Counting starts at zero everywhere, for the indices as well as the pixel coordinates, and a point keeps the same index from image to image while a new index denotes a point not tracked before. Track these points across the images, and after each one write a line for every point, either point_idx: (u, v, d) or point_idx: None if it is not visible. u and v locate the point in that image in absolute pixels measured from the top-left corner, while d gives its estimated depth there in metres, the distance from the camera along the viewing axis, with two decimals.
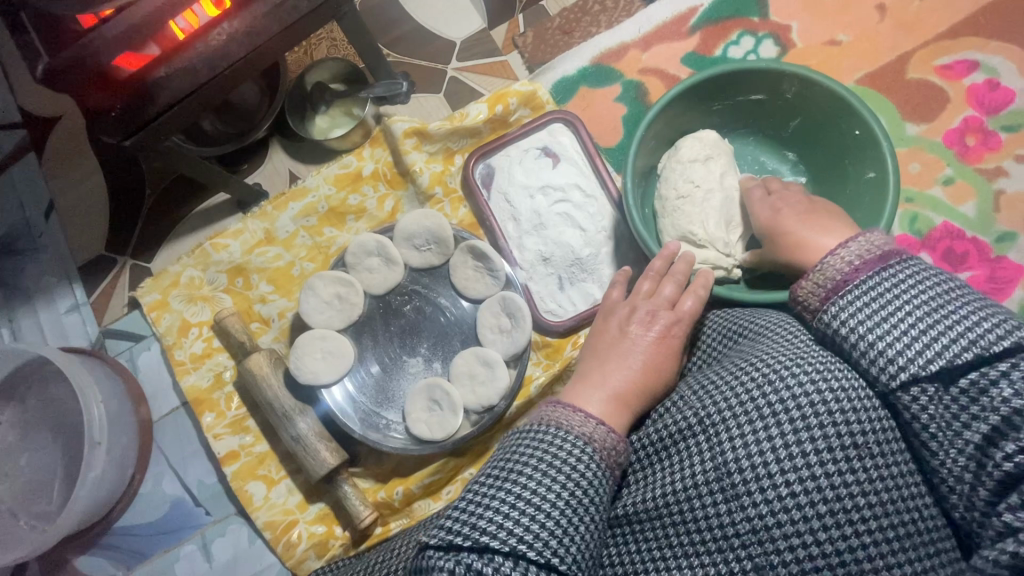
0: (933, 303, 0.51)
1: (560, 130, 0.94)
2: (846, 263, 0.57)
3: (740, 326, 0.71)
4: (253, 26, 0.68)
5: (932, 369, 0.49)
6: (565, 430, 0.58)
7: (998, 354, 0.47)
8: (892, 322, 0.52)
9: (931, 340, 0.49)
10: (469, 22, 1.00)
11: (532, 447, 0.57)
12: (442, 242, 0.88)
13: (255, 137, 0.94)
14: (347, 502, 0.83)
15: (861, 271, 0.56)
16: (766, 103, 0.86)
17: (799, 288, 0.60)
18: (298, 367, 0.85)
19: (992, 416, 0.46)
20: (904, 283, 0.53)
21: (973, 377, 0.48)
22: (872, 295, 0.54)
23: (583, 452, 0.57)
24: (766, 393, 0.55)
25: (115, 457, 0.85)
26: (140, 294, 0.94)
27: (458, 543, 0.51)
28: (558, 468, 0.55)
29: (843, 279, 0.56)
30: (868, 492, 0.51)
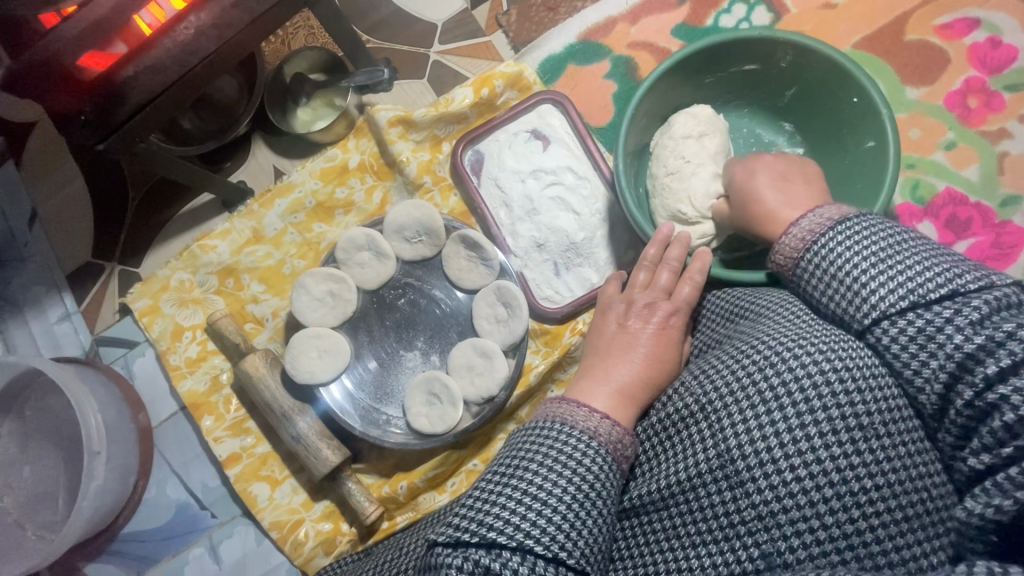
0: (885, 256, 0.54)
1: (550, 111, 0.92)
2: (813, 223, 0.61)
3: (743, 304, 0.70)
4: (220, 18, 0.65)
5: (871, 319, 0.53)
6: (570, 425, 0.58)
7: (935, 300, 0.50)
8: (844, 276, 0.56)
9: (867, 289, 0.54)
10: (450, 3, 0.96)
11: (538, 444, 0.57)
12: (433, 233, 0.86)
13: (236, 133, 0.92)
14: (352, 499, 0.84)
15: (820, 231, 0.59)
16: (760, 74, 0.83)
17: (779, 242, 0.64)
18: (294, 367, 0.84)
19: (949, 356, 0.48)
20: (858, 238, 0.56)
21: (917, 322, 0.51)
22: (838, 246, 0.57)
23: (589, 447, 0.56)
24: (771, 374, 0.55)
25: (117, 464, 0.85)
26: (130, 301, 0.93)
27: (466, 539, 0.50)
28: (563, 462, 0.55)
29: (803, 242, 0.60)
30: (875, 473, 0.50)
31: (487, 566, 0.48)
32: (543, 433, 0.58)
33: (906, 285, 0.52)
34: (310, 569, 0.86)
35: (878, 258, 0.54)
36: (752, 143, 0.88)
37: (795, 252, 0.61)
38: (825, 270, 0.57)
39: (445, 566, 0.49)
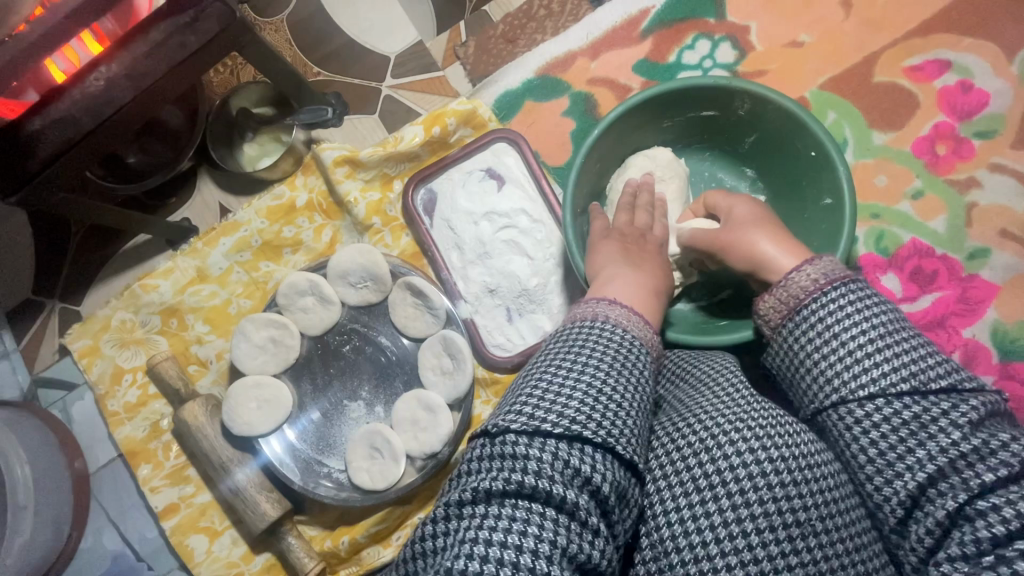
0: (888, 328, 0.46)
1: (505, 150, 0.89)
2: (819, 273, 0.52)
3: (685, 369, 0.66)
4: (134, 68, 0.61)
5: (865, 393, 0.44)
6: (621, 331, 0.49)
7: (935, 390, 0.43)
8: (841, 338, 0.47)
9: (864, 359, 0.45)
10: (405, 35, 0.93)
11: (594, 345, 0.47)
12: (378, 279, 0.83)
13: (179, 168, 0.89)
14: (292, 556, 0.81)
15: (824, 286, 0.50)
16: (720, 119, 0.79)
17: (778, 283, 0.54)
18: (231, 419, 0.81)
19: (936, 453, 0.40)
20: (864, 300, 0.48)
21: (909, 408, 0.43)
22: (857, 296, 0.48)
23: (645, 358, 0.48)
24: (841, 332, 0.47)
25: (49, 517, 0.81)
26: (69, 341, 0.90)
27: (546, 429, 0.40)
28: (621, 368, 0.46)
29: (806, 292, 0.51)
30: (819, 533, 0.44)
31: (577, 465, 0.39)
32: (595, 335, 0.48)
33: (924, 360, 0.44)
34: None
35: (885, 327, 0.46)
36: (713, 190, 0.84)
37: (816, 286, 0.51)
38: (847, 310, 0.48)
39: (526, 455, 0.39)
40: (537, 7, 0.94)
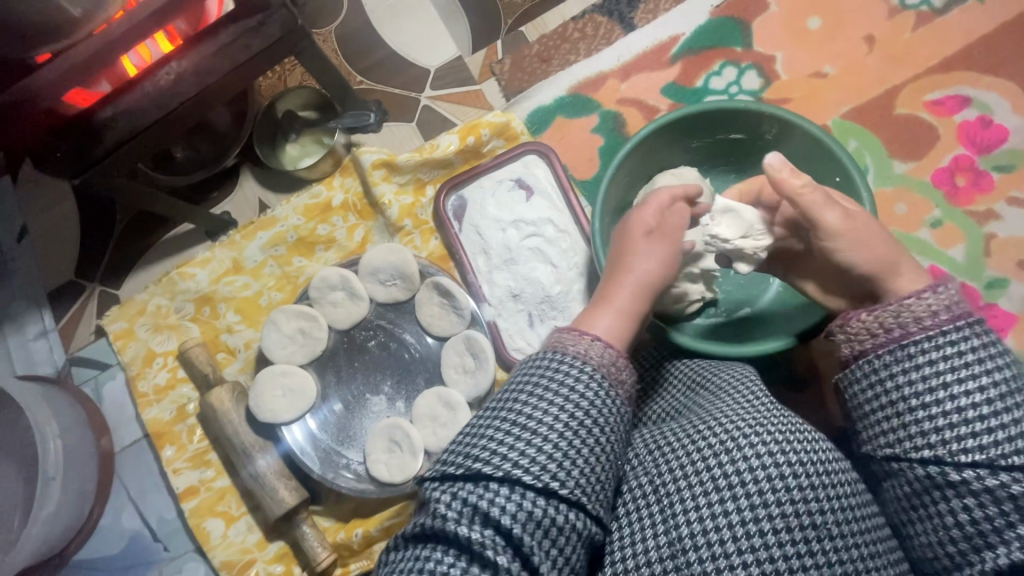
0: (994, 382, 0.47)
1: (535, 162, 0.92)
2: (943, 304, 0.51)
3: (705, 377, 0.67)
4: (202, 65, 0.66)
5: (954, 441, 0.46)
6: (560, 357, 0.51)
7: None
8: (936, 381, 0.48)
9: (959, 406, 0.47)
10: (445, 50, 0.98)
11: (535, 377, 0.50)
12: (407, 278, 0.86)
13: (224, 164, 0.94)
14: (304, 543, 0.83)
15: (938, 325, 0.50)
16: (746, 142, 0.82)
17: (862, 313, 0.54)
18: (257, 405, 0.83)
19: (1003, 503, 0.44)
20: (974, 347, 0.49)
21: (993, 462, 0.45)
22: (963, 343, 0.49)
23: (584, 379, 0.49)
24: (929, 376, 0.49)
25: (74, 490, 0.83)
26: (106, 323, 0.94)
27: (463, 474, 0.45)
28: (556, 395, 0.48)
29: (908, 325, 0.51)
30: (834, 536, 0.47)
31: (485, 508, 0.43)
32: (570, 369, 0.50)
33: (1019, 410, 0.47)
34: None
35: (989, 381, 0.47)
36: None
37: (921, 330, 0.50)
38: (949, 356, 0.49)
39: (438, 501, 0.44)
40: (571, 30, 0.99)
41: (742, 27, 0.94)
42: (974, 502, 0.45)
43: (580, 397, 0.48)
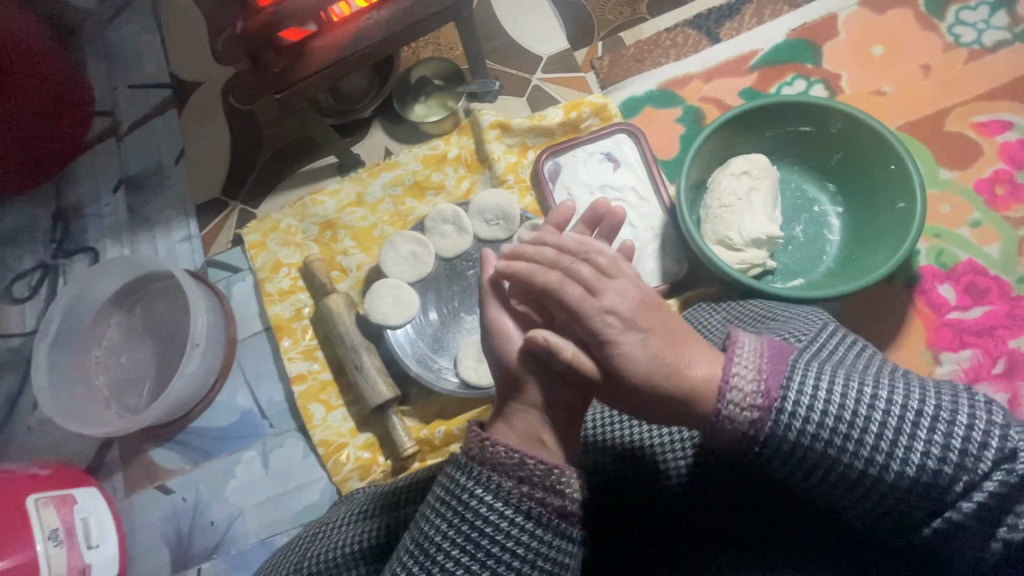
0: (871, 392, 0.52)
1: (624, 139, 1.08)
2: (752, 386, 0.53)
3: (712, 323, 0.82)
4: (394, 16, 0.84)
5: (889, 450, 0.50)
6: (462, 471, 0.55)
7: (953, 421, 0.49)
8: (837, 414, 0.52)
9: (864, 424, 0.51)
10: (556, 43, 1.16)
11: (438, 497, 0.55)
12: (510, 219, 1.01)
13: (358, 116, 1.14)
14: (394, 432, 0.95)
15: (779, 376, 0.54)
16: (814, 136, 0.96)
17: (720, 413, 0.54)
18: (372, 308, 0.98)
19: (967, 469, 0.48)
20: (834, 381, 0.53)
21: (929, 444, 0.49)
22: (806, 401, 0.52)
23: (489, 490, 0.53)
24: (823, 453, 0.52)
25: (205, 364, 0.99)
26: (245, 233, 1.11)
27: None
28: (460, 512, 0.53)
29: (773, 381, 0.53)
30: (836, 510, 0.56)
31: None
32: (462, 485, 0.54)
33: (917, 432, 0.50)
34: (344, 488, 0.96)
35: (872, 398, 0.51)
36: (796, 196, 1.01)
37: (759, 413, 0.53)
38: (817, 420, 0.52)
39: None
40: (664, 37, 1.15)
41: (814, 48, 1.10)
42: (942, 475, 0.49)
43: (480, 516, 0.53)
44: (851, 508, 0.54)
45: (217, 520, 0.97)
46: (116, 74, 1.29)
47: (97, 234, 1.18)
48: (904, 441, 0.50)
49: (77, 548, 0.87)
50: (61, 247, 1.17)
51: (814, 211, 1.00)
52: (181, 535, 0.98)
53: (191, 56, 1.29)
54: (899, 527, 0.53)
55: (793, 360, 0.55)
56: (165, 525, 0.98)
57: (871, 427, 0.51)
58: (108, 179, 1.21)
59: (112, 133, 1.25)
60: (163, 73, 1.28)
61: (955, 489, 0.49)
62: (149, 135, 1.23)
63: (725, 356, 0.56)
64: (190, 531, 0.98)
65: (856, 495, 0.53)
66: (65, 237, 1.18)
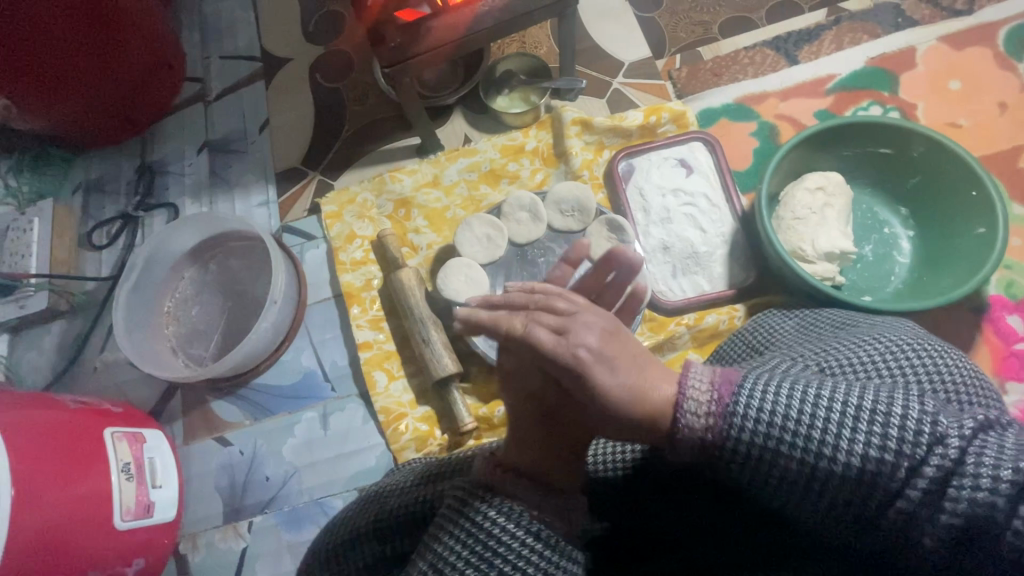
0: (823, 395, 0.52)
1: (700, 147, 1.10)
2: (706, 403, 0.54)
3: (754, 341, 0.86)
4: (506, 7, 0.88)
5: (852, 450, 0.50)
6: (484, 503, 0.54)
7: (917, 420, 0.49)
8: (765, 415, 0.52)
9: (800, 425, 0.51)
10: (638, 51, 1.21)
11: (457, 528, 0.54)
12: (585, 211, 1.04)
13: (442, 101, 1.17)
14: (455, 407, 0.96)
15: (732, 391, 0.54)
16: (893, 158, 0.99)
17: (676, 428, 0.55)
18: (444, 284, 1.01)
19: (932, 462, 0.48)
20: (774, 385, 0.54)
21: (882, 440, 0.49)
22: (756, 412, 0.53)
23: (508, 516, 0.53)
24: (770, 458, 0.52)
25: (278, 322, 1.02)
26: (323, 203, 1.14)
27: None
28: (484, 540, 0.53)
29: (723, 393, 0.55)
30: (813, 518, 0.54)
31: None
32: (478, 511, 0.54)
33: (857, 424, 0.50)
34: (400, 457, 0.97)
35: (798, 397, 0.52)
36: (868, 217, 1.02)
37: (711, 425, 0.54)
38: (759, 427, 0.52)
39: None
40: (743, 55, 1.19)
41: (891, 77, 1.13)
42: (913, 472, 0.48)
43: (497, 539, 0.53)
44: (811, 514, 0.53)
45: (272, 476, 0.99)
46: (209, 42, 1.34)
47: (177, 190, 1.22)
48: (847, 433, 0.50)
49: (144, 486, 0.89)
50: (142, 200, 1.21)
51: (885, 232, 1.01)
52: (235, 487, 0.99)
53: (281, 30, 1.33)
54: (863, 526, 0.52)
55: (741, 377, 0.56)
56: (220, 475, 1.00)
57: (814, 425, 0.51)
58: (193, 140, 1.25)
59: (199, 98, 1.28)
60: (253, 46, 1.33)
61: (908, 479, 0.49)
62: (235, 102, 1.28)
63: (678, 380, 0.57)
64: (244, 485, 0.99)
65: (814, 499, 0.52)
66: (147, 191, 1.22)
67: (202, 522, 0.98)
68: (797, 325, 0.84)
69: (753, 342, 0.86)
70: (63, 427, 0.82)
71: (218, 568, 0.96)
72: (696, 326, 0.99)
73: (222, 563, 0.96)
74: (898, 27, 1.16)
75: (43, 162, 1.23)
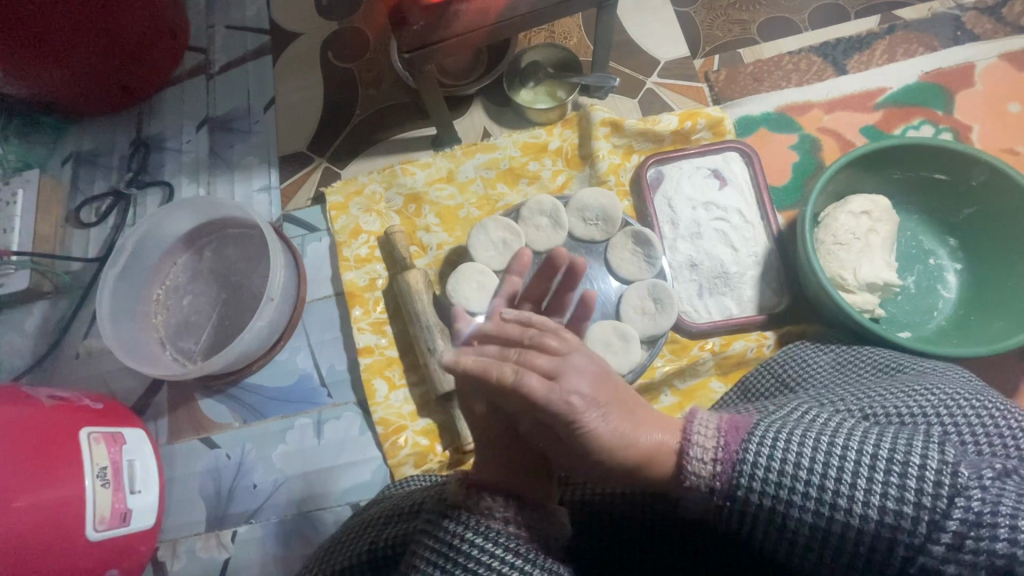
0: (831, 441, 0.48)
1: (735, 158, 1.02)
2: (712, 452, 0.50)
3: (774, 373, 0.74)
4: None
5: (860, 507, 0.45)
6: (454, 520, 0.51)
7: (927, 469, 0.44)
8: (769, 469, 0.48)
9: (805, 475, 0.47)
10: (675, 50, 1.13)
11: (428, 547, 0.51)
12: (610, 221, 0.97)
13: (463, 92, 1.09)
14: (459, 424, 0.90)
15: (733, 442, 0.50)
16: (947, 184, 0.92)
17: (685, 479, 0.51)
18: (455, 290, 0.94)
19: (949, 518, 0.43)
20: (778, 437, 0.49)
21: (894, 493, 0.45)
22: (766, 461, 0.49)
23: (480, 530, 0.50)
24: (781, 513, 0.48)
25: (275, 320, 0.95)
26: (328, 193, 1.06)
27: None
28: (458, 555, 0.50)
29: (723, 446, 0.50)
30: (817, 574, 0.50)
31: None
32: (451, 532, 0.50)
33: (873, 474, 0.45)
34: (397, 473, 0.91)
35: (807, 445, 0.48)
36: (911, 246, 0.96)
37: (719, 478, 0.50)
38: (769, 478, 0.48)
39: None
40: (787, 60, 1.11)
41: (946, 95, 1.05)
42: (929, 527, 0.44)
43: (473, 560, 0.49)
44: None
45: (259, 484, 0.93)
46: (215, 10, 1.24)
47: (173, 169, 1.14)
48: (862, 483, 0.45)
49: (121, 491, 0.83)
50: (134, 177, 1.13)
51: (930, 263, 0.95)
52: (220, 494, 0.93)
53: (292, 2, 1.24)
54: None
55: (752, 424, 0.51)
56: (204, 480, 0.94)
57: (828, 475, 0.47)
58: (193, 116, 1.17)
59: (201, 71, 1.20)
60: (261, 17, 1.24)
61: (924, 536, 0.44)
62: (239, 77, 1.19)
63: (682, 427, 0.53)
64: (230, 492, 0.93)
65: (828, 559, 0.47)
66: (141, 167, 1.14)
67: (183, 529, 0.93)
68: (832, 363, 0.72)
69: (782, 377, 0.73)
70: (34, 425, 0.75)
71: None
72: (722, 352, 0.94)
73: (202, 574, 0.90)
74: (958, 40, 1.08)
75: (31, 129, 1.14)
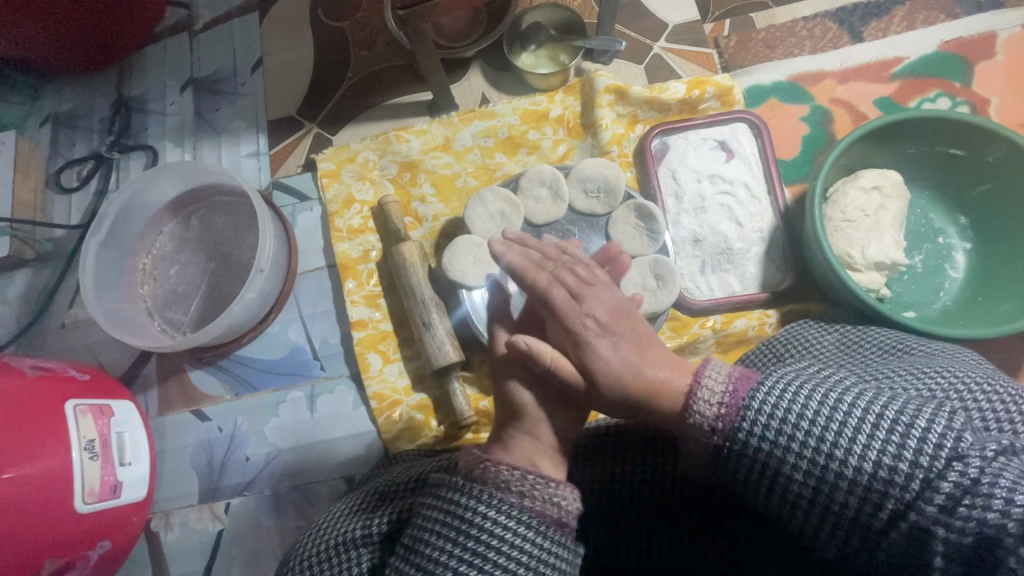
0: (843, 396, 0.48)
1: (743, 130, 0.98)
2: (719, 396, 0.51)
3: (791, 351, 0.72)
4: None
5: (859, 459, 0.46)
6: (468, 488, 0.52)
7: (933, 434, 0.44)
8: (775, 414, 0.49)
9: (806, 428, 0.48)
10: (685, 12, 1.07)
11: (439, 508, 0.52)
12: (612, 194, 0.94)
13: (459, 56, 1.03)
14: (455, 398, 0.88)
15: (741, 388, 0.51)
16: (962, 160, 0.89)
17: (690, 417, 0.53)
18: (451, 264, 0.91)
19: (946, 482, 0.43)
20: (789, 385, 0.50)
21: (892, 451, 0.45)
22: (768, 408, 0.49)
23: (490, 502, 0.51)
24: (777, 459, 0.49)
25: (264, 290, 0.92)
26: (319, 160, 1.01)
27: None
28: (468, 520, 0.51)
29: (735, 387, 0.52)
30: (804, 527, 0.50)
31: None
32: (461, 504, 0.51)
33: (874, 430, 0.46)
34: (392, 448, 0.91)
35: (820, 398, 0.48)
36: (920, 224, 0.93)
37: (721, 420, 0.51)
38: (769, 424, 0.49)
39: None
40: (801, 26, 1.05)
41: (965, 66, 1.01)
42: (925, 489, 0.43)
43: (485, 533, 0.50)
44: (821, 531, 0.49)
45: (253, 456, 0.93)
46: None
47: (156, 132, 1.09)
48: (861, 438, 0.46)
49: (111, 464, 0.81)
50: (116, 140, 1.08)
51: (938, 242, 0.92)
52: (212, 466, 0.93)
53: None
54: (869, 544, 0.47)
55: (762, 375, 0.52)
56: (196, 453, 0.93)
57: (827, 426, 0.47)
58: (176, 75, 1.11)
59: (183, 27, 1.13)
60: None
61: (918, 497, 0.44)
62: (224, 34, 1.13)
63: (696, 371, 0.55)
64: (222, 464, 0.93)
65: (822, 511, 0.48)
66: (123, 130, 1.09)
67: (176, 500, 0.92)
68: (838, 343, 0.71)
69: (783, 355, 0.71)
70: (19, 397, 0.73)
71: (191, 549, 0.90)
72: (723, 331, 0.92)
73: (195, 544, 0.90)
74: (981, 7, 1.03)
75: (5, 88, 1.09)
